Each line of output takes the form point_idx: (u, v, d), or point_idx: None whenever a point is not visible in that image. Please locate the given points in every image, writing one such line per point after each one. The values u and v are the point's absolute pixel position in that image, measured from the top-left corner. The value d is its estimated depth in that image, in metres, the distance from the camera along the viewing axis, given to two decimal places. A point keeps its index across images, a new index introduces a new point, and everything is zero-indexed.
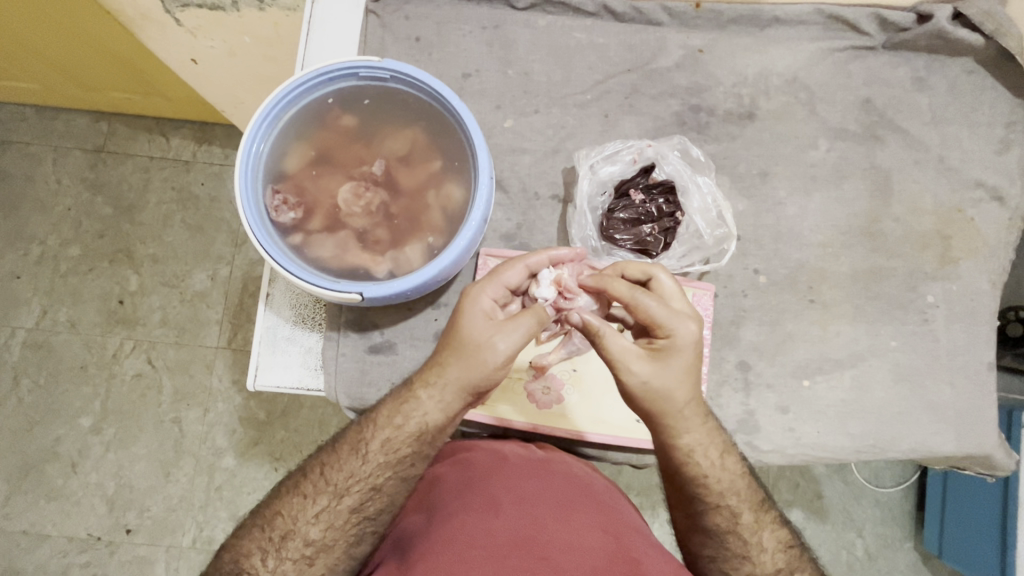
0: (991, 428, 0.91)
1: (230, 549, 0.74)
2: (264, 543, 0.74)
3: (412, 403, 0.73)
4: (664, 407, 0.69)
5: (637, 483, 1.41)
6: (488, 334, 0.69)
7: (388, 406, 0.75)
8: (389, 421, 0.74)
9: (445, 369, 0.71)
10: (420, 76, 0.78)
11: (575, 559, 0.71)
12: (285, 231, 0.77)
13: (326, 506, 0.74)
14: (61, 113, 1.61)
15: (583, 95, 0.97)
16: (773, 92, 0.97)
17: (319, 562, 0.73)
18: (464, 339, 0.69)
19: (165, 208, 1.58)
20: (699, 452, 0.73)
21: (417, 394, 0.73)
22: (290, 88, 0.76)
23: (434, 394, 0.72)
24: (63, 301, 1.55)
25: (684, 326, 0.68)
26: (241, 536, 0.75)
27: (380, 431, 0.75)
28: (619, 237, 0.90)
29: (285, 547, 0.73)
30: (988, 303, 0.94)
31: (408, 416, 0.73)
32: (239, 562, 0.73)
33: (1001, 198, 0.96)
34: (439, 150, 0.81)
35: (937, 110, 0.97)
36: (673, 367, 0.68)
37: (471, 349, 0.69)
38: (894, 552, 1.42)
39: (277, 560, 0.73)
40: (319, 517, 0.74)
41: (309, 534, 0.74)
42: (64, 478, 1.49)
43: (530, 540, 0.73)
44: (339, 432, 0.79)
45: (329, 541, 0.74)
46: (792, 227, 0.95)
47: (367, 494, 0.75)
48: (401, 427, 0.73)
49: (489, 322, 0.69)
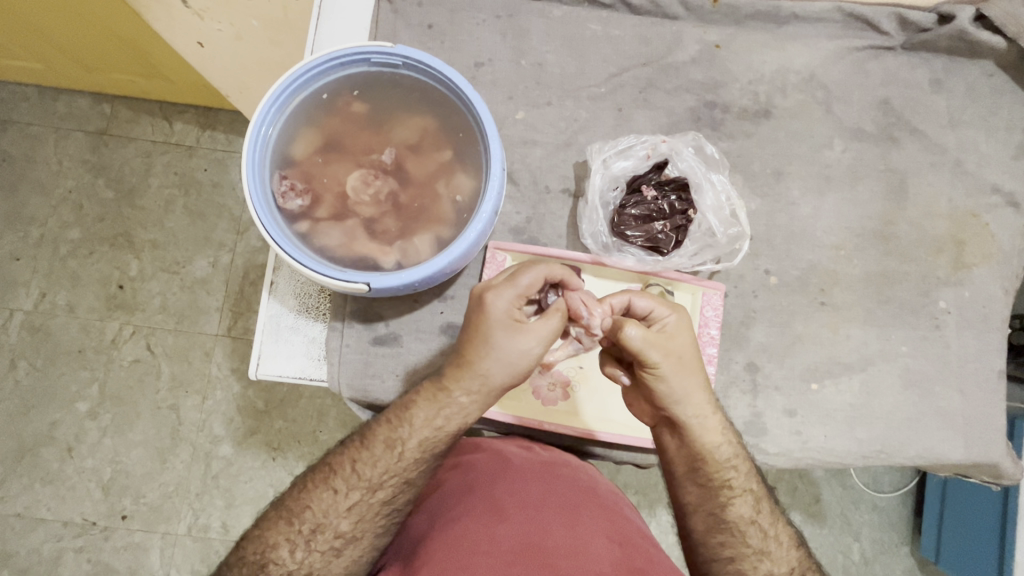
0: (998, 436, 0.90)
1: (255, 541, 0.73)
2: (291, 535, 0.73)
3: (450, 405, 0.73)
4: (686, 389, 0.71)
5: (637, 482, 1.40)
6: (532, 348, 0.70)
7: (425, 407, 0.74)
8: (429, 422, 0.74)
9: (488, 376, 0.71)
10: (433, 63, 0.76)
11: (581, 565, 0.70)
12: (293, 218, 0.76)
13: (359, 500, 0.74)
14: (63, 93, 1.59)
15: (596, 88, 0.95)
16: (790, 90, 0.95)
17: (347, 553, 0.74)
18: (506, 350, 0.69)
19: (167, 192, 1.56)
20: (718, 440, 0.74)
21: (455, 397, 0.73)
22: (300, 72, 0.75)
23: (475, 397, 0.73)
24: (62, 284, 1.53)
25: (676, 315, 0.72)
26: (266, 526, 0.74)
27: (419, 430, 0.74)
28: (630, 233, 0.88)
29: (314, 539, 0.73)
30: (1000, 310, 0.93)
31: (448, 418, 0.74)
32: (268, 552, 0.72)
33: (1016, 205, 0.95)
34: (450, 140, 0.79)
35: (956, 114, 0.95)
36: (684, 346, 0.71)
37: (516, 360, 0.70)
38: (891, 557, 1.42)
39: (306, 552, 0.73)
40: (350, 511, 0.74)
41: (340, 527, 0.73)
42: (59, 462, 1.48)
43: (534, 547, 0.72)
44: (366, 427, 0.77)
45: (358, 533, 0.74)
46: (806, 227, 0.94)
47: (401, 487, 0.75)
48: (441, 428, 0.74)
49: (533, 333, 0.70)
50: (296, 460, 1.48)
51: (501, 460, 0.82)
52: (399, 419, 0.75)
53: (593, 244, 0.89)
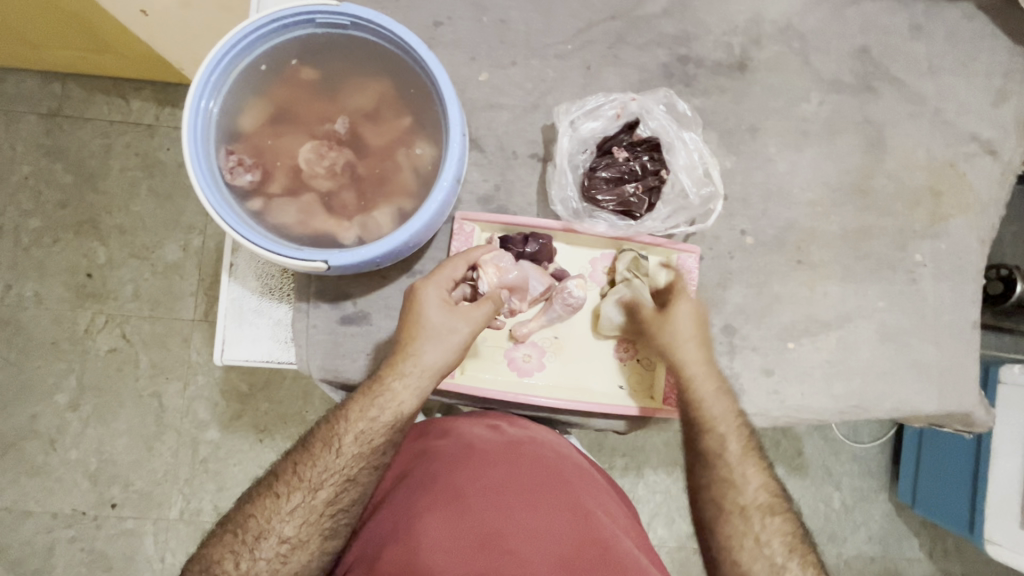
0: (972, 386, 0.91)
1: (198, 559, 0.72)
2: (236, 546, 0.71)
3: (385, 394, 0.75)
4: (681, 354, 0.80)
5: (623, 444, 1.38)
6: (462, 329, 0.74)
7: (359, 399, 0.75)
8: (363, 414, 0.75)
9: (420, 356, 0.74)
10: (383, 21, 0.71)
11: (541, 548, 0.72)
12: (244, 196, 0.72)
13: (300, 502, 0.73)
14: (8, 72, 1.50)
15: (564, 45, 0.90)
16: (766, 41, 0.92)
17: (295, 558, 0.72)
18: (437, 328, 0.74)
19: (129, 174, 1.49)
20: (713, 406, 0.79)
21: (390, 385, 0.75)
22: (240, 37, 0.69)
23: (410, 382, 0.74)
24: (28, 275, 1.47)
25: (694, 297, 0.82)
26: (210, 542, 0.73)
27: (353, 424, 0.75)
28: (601, 197, 0.85)
29: (259, 546, 0.72)
30: (977, 261, 0.92)
31: (382, 407, 0.75)
32: (211, 567, 0.70)
33: (994, 152, 0.93)
34: (408, 106, 0.75)
35: (935, 60, 0.93)
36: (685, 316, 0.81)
37: (447, 338, 0.74)
38: (870, 504, 1.44)
39: (251, 561, 0.71)
40: (294, 514, 0.73)
41: (284, 532, 0.72)
42: (43, 455, 1.46)
43: (495, 534, 0.72)
44: (308, 433, 0.78)
45: (304, 537, 0.73)
46: (782, 184, 0.91)
47: (344, 486, 0.74)
48: (376, 418, 0.75)
49: (466, 315, 0.74)
50: (283, 441, 1.46)
51: (464, 446, 0.81)
52: (334, 419, 0.76)
53: (563, 211, 0.86)
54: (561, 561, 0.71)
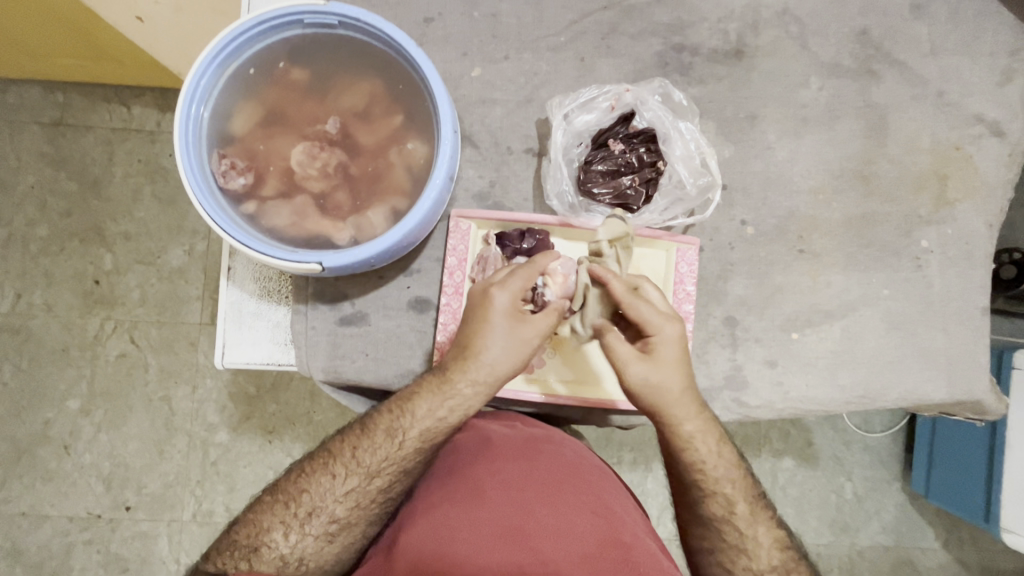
0: (982, 373, 0.89)
1: (248, 523, 0.73)
2: (287, 518, 0.73)
3: (454, 396, 0.73)
4: (660, 402, 0.72)
5: (630, 438, 1.37)
6: (540, 340, 0.72)
7: (428, 397, 0.74)
8: (431, 412, 0.74)
9: (496, 366, 0.72)
10: (370, 19, 0.70)
11: (564, 546, 0.71)
12: (238, 199, 0.72)
13: (355, 487, 0.74)
14: (10, 83, 1.51)
15: (556, 38, 0.89)
16: (763, 26, 0.91)
17: (339, 539, 0.74)
18: (514, 338, 0.71)
19: (132, 181, 1.50)
20: (699, 440, 0.74)
21: (458, 388, 0.73)
22: (228, 40, 0.69)
23: (480, 389, 0.72)
24: (37, 283, 1.49)
25: (671, 326, 0.71)
26: (260, 510, 0.74)
27: (420, 421, 0.74)
28: (598, 191, 0.84)
29: (309, 523, 0.73)
30: (985, 245, 0.90)
31: (451, 409, 0.73)
32: (261, 535, 0.72)
33: (1001, 133, 0.91)
34: (399, 104, 0.74)
35: (937, 41, 0.91)
36: (664, 363, 0.71)
37: (524, 349, 0.72)
38: (883, 494, 1.43)
39: (299, 535, 0.72)
40: (347, 496, 0.74)
41: (335, 512, 0.73)
42: (57, 460, 1.48)
43: (514, 529, 0.72)
44: (367, 414, 0.77)
45: (353, 519, 0.74)
46: (782, 172, 0.90)
47: (398, 476, 0.75)
48: (443, 419, 0.74)
49: (541, 326, 0.72)
50: (291, 441, 1.47)
51: (483, 441, 0.80)
52: (400, 410, 0.75)
53: (559, 206, 0.85)
54: (582, 559, 0.70)
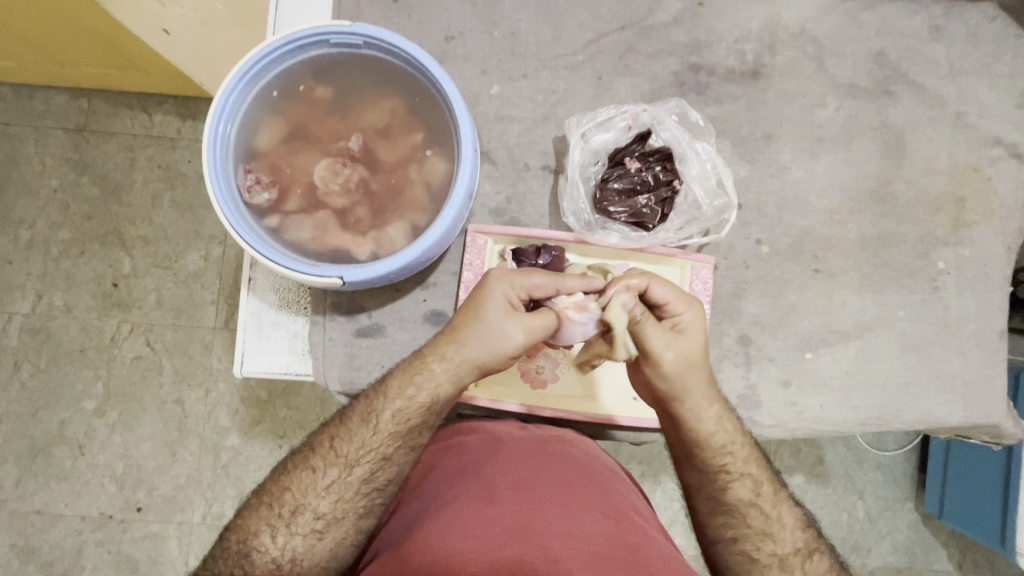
0: (999, 397, 0.88)
1: (236, 530, 0.73)
2: (272, 520, 0.73)
3: (425, 373, 0.75)
4: (685, 383, 0.72)
5: (639, 452, 1.37)
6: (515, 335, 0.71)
7: (399, 377, 0.76)
8: (403, 393, 0.75)
9: (465, 346, 0.73)
10: (395, 40, 0.72)
11: (574, 545, 0.70)
12: (261, 213, 0.73)
13: (336, 479, 0.74)
14: (38, 90, 1.55)
15: (574, 56, 0.90)
16: (779, 47, 0.91)
17: (329, 536, 0.73)
18: (488, 324, 0.71)
19: (153, 187, 1.53)
20: (718, 424, 0.75)
21: (431, 365, 0.75)
22: (257, 59, 0.71)
23: (448, 366, 0.74)
24: (58, 285, 1.52)
25: (694, 306, 0.72)
26: (246, 515, 0.74)
27: (392, 402, 0.75)
28: (613, 209, 0.84)
29: (295, 521, 0.73)
30: (1002, 268, 0.90)
31: (420, 388, 0.74)
32: (247, 541, 0.71)
33: (1019, 155, 0.90)
34: (420, 122, 0.76)
35: (956, 62, 0.91)
36: (693, 343, 0.72)
37: (497, 341, 0.72)
38: (895, 514, 1.41)
39: (286, 536, 0.72)
40: (329, 490, 0.74)
41: (319, 507, 0.73)
42: (72, 460, 1.50)
43: (526, 528, 0.71)
44: (347, 406, 0.79)
45: (339, 514, 0.74)
46: (797, 192, 0.90)
47: (379, 463, 0.75)
48: (413, 398, 0.75)
49: (522, 322, 0.71)
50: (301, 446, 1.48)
51: (493, 443, 0.82)
52: (375, 395, 0.76)
53: (575, 223, 0.85)
54: (594, 558, 0.68)
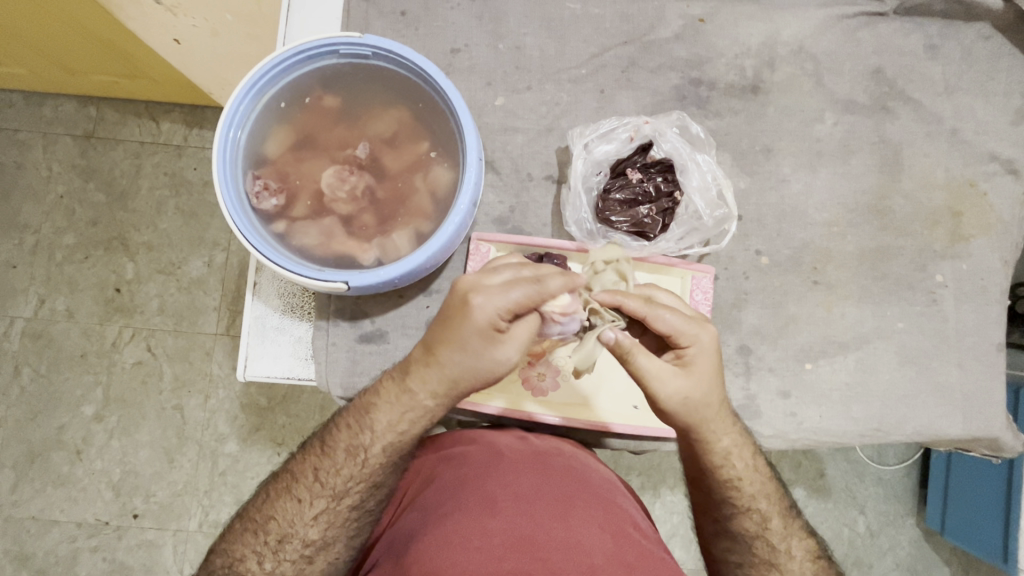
0: (998, 411, 0.88)
1: (223, 554, 0.74)
2: (259, 547, 0.74)
3: (413, 405, 0.72)
4: (699, 417, 0.70)
5: (639, 463, 1.37)
6: (509, 357, 0.66)
7: (384, 409, 0.73)
8: (390, 425, 0.73)
9: (453, 377, 0.69)
10: (403, 52, 0.74)
11: (574, 558, 0.69)
12: (269, 218, 0.75)
13: (325, 508, 0.74)
14: (48, 98, 1.57)
15: (577, 70, 0.92)
16: (778, 63, 0.93)
17: (318, 559, 0.75)
18: (480, 356, 0.66)
19: (158, 194, 1.55)
20: (734, 454, 0.74)
21: (416, 396, 0.72)
22: (268, 68, 0.73)
23: (439, 397, 0.71)
24: (61, 290, 1.53)
25: (706, 332, 0.68)
26: (231, 539, 0.75)
27: (380, 436, 0.74)
28: (615, 219, 0.86)
29: (283, 549, 0.74)
30: (999, 282, 0.91)
31: (412, 419, 0.73)
32: (234, 566, 0.73)
33: (1015, 171, 0.92)
34: (426, 132, 0.77)
35: (952, 80, 0.93)
36: (703, 374, 0.68)
37: (488, 367, 0.67)
38: (897, 529, 1.40)
39: (275, 562, 0.73)
40: (317, 519, 0.74)
41: (308, 535, 0.74)
42: (69, 465, 1.49)
43: (525, 540, 0.70)
44: (324, 432, 0.77)
45: (328, 539, 0.75)
46: (796, 204, 0.91)
47: (369, 491, 0.75)
48: (403, 431, 0.73)
49: (513, 342, 0.65)
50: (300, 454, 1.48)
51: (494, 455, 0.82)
52: (359, 425, 0.74)
53: (577, 232, 0.87)
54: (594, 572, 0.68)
